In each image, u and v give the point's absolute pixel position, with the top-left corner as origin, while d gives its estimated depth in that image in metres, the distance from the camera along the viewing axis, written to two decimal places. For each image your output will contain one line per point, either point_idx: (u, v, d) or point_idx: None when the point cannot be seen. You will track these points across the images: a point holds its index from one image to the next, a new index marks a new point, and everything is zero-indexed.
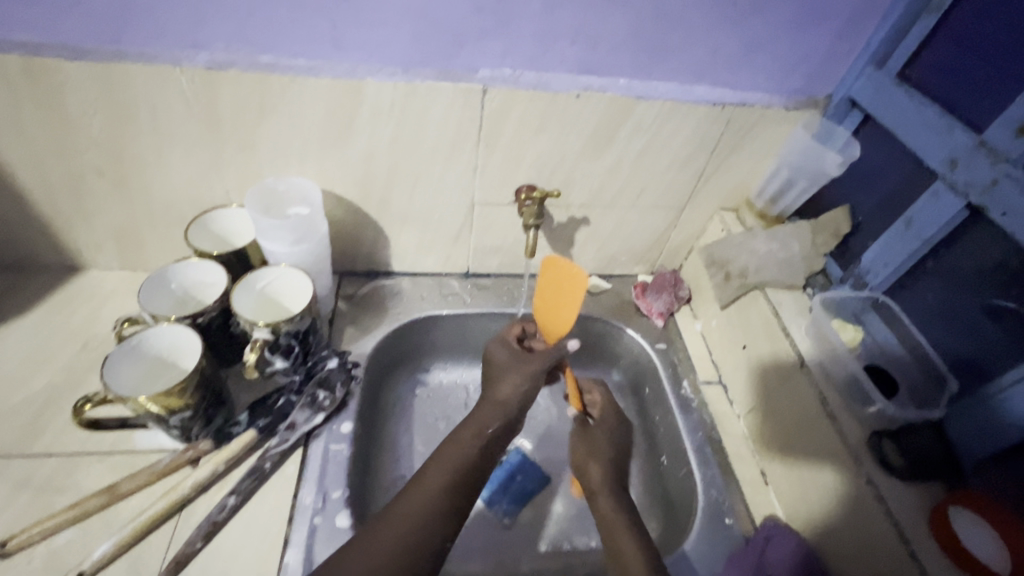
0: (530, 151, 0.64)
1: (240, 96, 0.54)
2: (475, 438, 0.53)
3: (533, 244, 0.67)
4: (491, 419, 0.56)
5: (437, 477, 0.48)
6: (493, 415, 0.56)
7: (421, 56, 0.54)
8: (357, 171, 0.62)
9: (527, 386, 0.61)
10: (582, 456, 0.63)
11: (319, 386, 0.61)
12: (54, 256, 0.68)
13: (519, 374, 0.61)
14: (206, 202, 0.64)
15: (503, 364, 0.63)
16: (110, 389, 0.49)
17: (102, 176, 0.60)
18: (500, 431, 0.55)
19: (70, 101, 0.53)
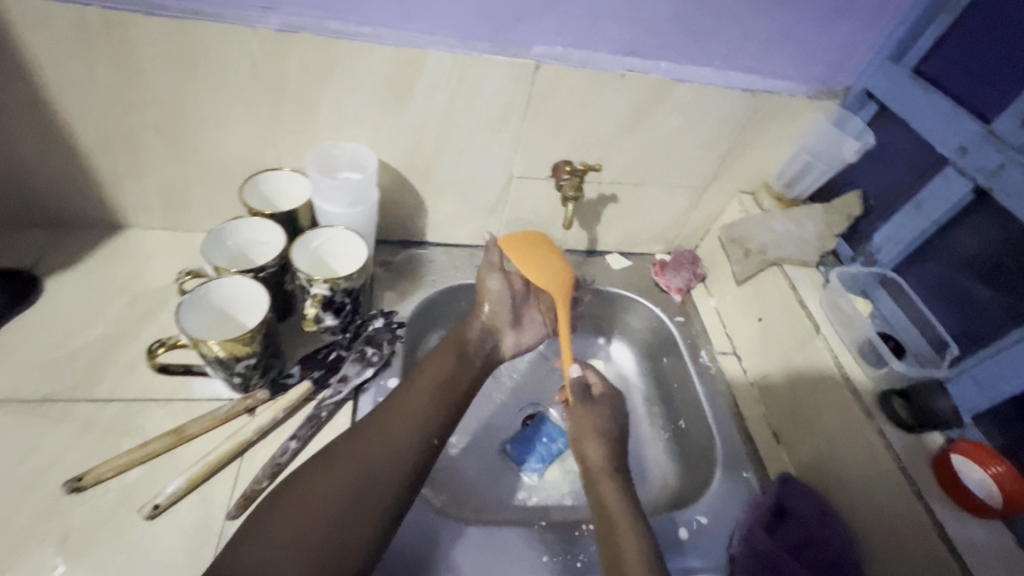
0: (571, 128, 0.68)
1: (307, 59, 0.57)
2: (453, 359, 0.63)
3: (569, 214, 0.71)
4: (449, 353, 0.63)
5: (422, 391, 0.58)
6: (452, 343, 0.65)
7: (481, 30, 0.58)
8: (408, 139, 0.65)
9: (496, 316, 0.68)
10: (579, 436, 0.66)
11: (367, 344, 0.64)
12: (98, 214, 0.69)
13: (496, 301, 0.68)
14: (258, 164, 0.66)
15: (492, 294, 0.68)
16: (183, 333, 0.52)
17: (160, 133, 0.62)
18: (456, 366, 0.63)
19: (140, 57, 0.55)
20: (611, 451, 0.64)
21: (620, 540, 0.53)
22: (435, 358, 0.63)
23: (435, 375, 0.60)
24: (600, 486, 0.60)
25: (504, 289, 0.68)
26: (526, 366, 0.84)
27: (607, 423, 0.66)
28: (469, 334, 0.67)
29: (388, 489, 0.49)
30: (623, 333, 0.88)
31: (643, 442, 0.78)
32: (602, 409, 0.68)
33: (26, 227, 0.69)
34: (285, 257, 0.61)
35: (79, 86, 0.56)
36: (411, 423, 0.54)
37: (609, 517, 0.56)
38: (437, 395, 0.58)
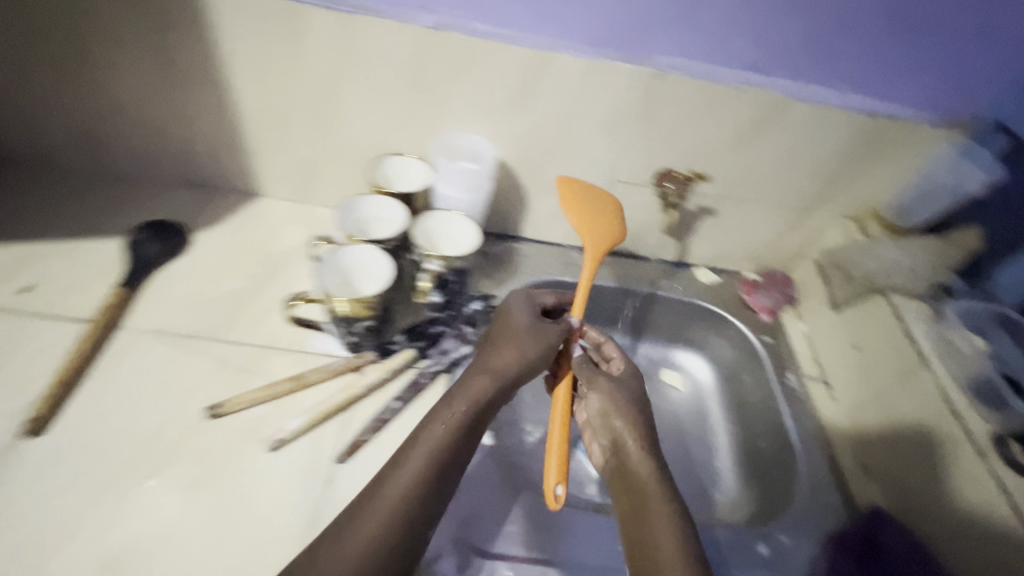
0: (681, 138, 0.70)
1: (449, 56, 0.62)
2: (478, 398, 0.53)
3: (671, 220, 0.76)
4: (479, 386, 0.54)
5: (461, 405, 0.52)
6: (461, 402, 0.53)
7: (612, 38, 0.61)
8: (525, 136, 0.70)
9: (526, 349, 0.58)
10: (605, 412, 0.62)
11: (465, 323, 0.69)
12: (241, 181, 0.78)
13: (520, 338, 0.59)
14: (386, 148, 0.72)
15: (519, 324, 0.60)
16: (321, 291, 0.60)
17: (309, 113, 0.69)
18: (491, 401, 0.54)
19: (309, 43, 0.62)
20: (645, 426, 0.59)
21: (653, 520, 0.50)
22: (422, 436, 0.49)
23: (420, 457, 0.48)
24: (635, 468, 0.56)
25: (533, 323, 0.61)
26: None
27: (641, 398, 0.62)
28: (497, 361, 0.57)
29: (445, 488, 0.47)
30: (704, 347, 0.87)
31: (716, 457, 0.78)
32: (634, 386, 0.64)
33: (182, 187, 0.79)
34: (406, 233, 0.66)
35: (251, 65, 0.65)
36: (378, 525, 0.43)
37: (644, 500, 0.52)
38: (428, 477, 0.47)
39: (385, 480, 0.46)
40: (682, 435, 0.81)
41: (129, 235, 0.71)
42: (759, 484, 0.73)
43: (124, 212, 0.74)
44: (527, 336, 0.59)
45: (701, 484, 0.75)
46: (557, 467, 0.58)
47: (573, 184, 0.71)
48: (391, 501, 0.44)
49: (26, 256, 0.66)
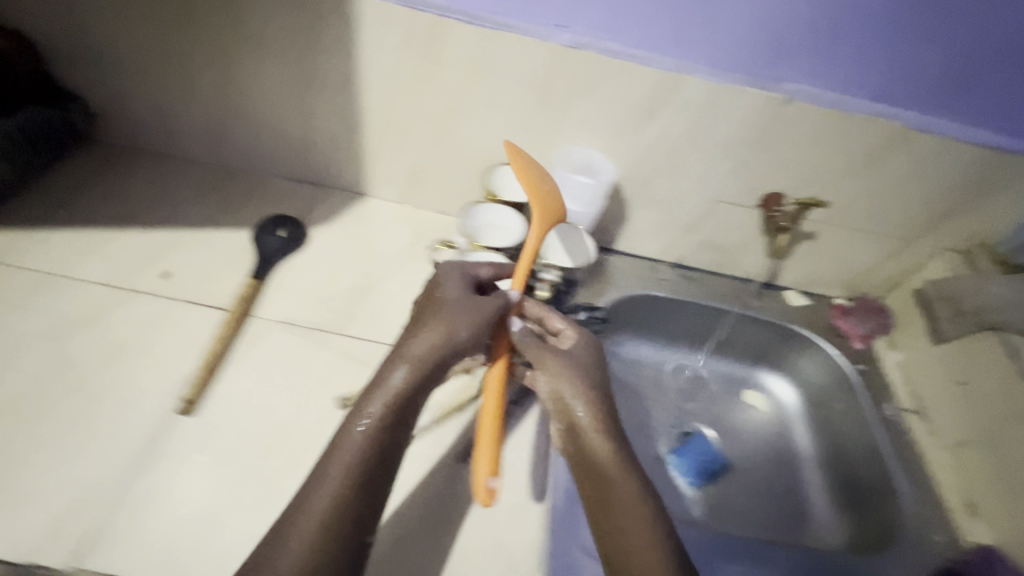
0: (795, 163, 0.70)
1: (579, 73, 0.64)
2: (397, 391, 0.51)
3: (783, 244, 0.76)
4: (397, 379, 0.52)
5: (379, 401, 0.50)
6: (383, 395, 0.51)
7: (742, 64, 0.62)
8: (639, 153, 0.71)
9: (446, 333, 0.54)
10: (557, 393, 0.58)
11: None
12: (352, 180, 0.82)
13: (447, 324, 0.55)
14: (499, 158, 0.75)
15: (444, 306, 0.56)
16: None
17: (431, 121, 0.72)
18: (413, 394, 0.52)
19: (445, 56, 0.64)
20: (603, 407, 0.58)
21: (619, 501, 0.52)
22: (352, 432, 0.49)
23: (352, 450, 0.48)
24: (593, 453, 0.55)
25: (461, 301, 0.57)
26: (685, 383, 0.88)
27: (591, 369, 0.60)
28: (417, 348, 0.53)
29: (374, 481, 0.48)
30: (792, 371, 0.87)
31: (803, 483, 0.79)
32: (584, 358, 0.61)
33: (297, 182, 0.83)
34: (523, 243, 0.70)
35: (385, 74, 0.68)
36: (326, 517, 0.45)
37: (603, 482, 0.53)
38: (364, 466, 0.48)
39: (324, 474, 0.47)
40: (766, 455, 0.82)
41: (255, 229, 0.75)
42: (852, 514, 0.73)
43: (247, 204, 0.79)
44: (450, 320, 0.55)
45: (786, 507, 0.76)
46: (486, 456, 0.56)
47: (518, 151, 0.66)
48: (336, 491, 0.46)
49: (165, 243, 0.71)
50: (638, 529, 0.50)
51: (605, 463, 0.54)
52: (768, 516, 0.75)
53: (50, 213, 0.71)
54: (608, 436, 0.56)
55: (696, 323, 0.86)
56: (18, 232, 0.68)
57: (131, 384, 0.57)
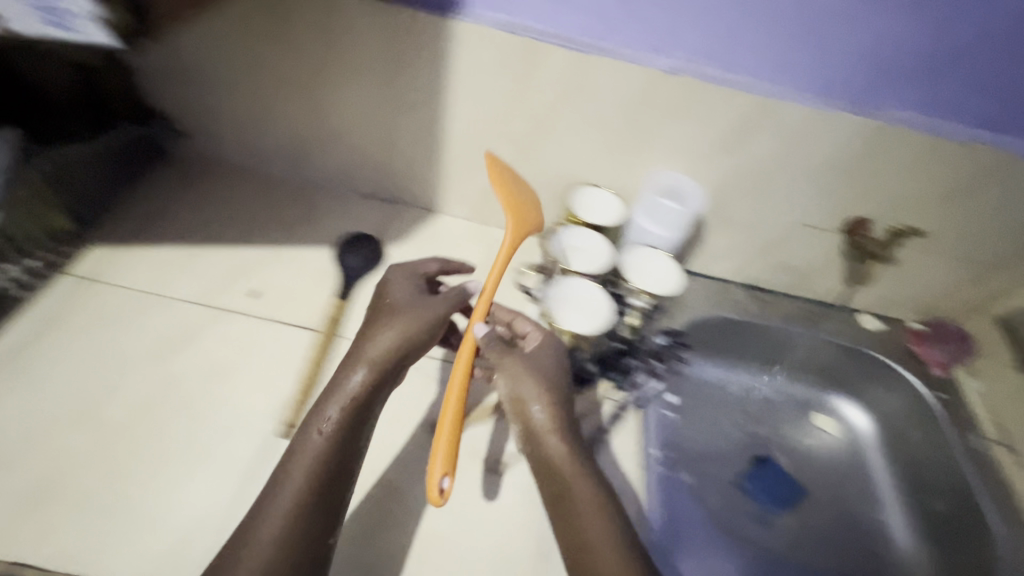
0: (887, 189, 0.69)
1: (673, 97, 0.63)
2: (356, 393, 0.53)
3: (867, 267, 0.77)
4: (352, 380, 0.53)
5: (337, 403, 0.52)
6: (339, 401, 0.52)
7: (843, 90, 0.61)
8: (725, 177, 0.71)
9: (400, 337, 0.56)
10: (515, 395, 0.56)
11: (654, 357, 0.71)
12: (424, 198, 0.82)
13: (389, 327, 0.57)
14: (579, 179, 0.74)
15: (397, 309, 0.58)
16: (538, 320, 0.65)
17: (513, 142, 0.72)
18: (370, 394, 0.54)
19: (536, 79, 0.64)
20: (559, 409, 0.55)
21: (581, 505, 0.51)
22: (311, 437, 0.50)
23: (313, 453, 0.49)
24: (548, 455, 0.54)
25: (406, 305, 0.59)
26: (754, 406, 0.85)
27: (551, 368, 0.58)
28: (373, 349, 0.55)
29: (331, 482, 0.48)
30: (865, 397, 0.85)
31: (883, 515, 0.77)
32: (544, 357, 0.59)
33: (370, 198, 0.83)
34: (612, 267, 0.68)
35: (471, 95, 0.67)
36: (288, 520, 0.45)
37: (565, 487, 0.52)
38: (323, 468, 0.48)
39: (281, 477, 0.48)
40: (840, 482, 0.80)
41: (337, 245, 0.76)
42: (939, 548, 0.72)
43: (323, 221, 0.79)
44: (401, 322, 0.57)
45: (867, 537, 0.75)
46: (443, 455, 0.52)
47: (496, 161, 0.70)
48: (298, 494, 0.47)
49: (250, 262, 0.72)
50: (602, 533, 0.49)
51: (561, 465, 0.53)
52: (849, 547, 0.74)
53: (138, 230, 0.73)
54: (564, 436, 0.54)
55: (768, 345, 0.85)
56: (111, 250, 0.70)
57: (231, 407, 0.58)
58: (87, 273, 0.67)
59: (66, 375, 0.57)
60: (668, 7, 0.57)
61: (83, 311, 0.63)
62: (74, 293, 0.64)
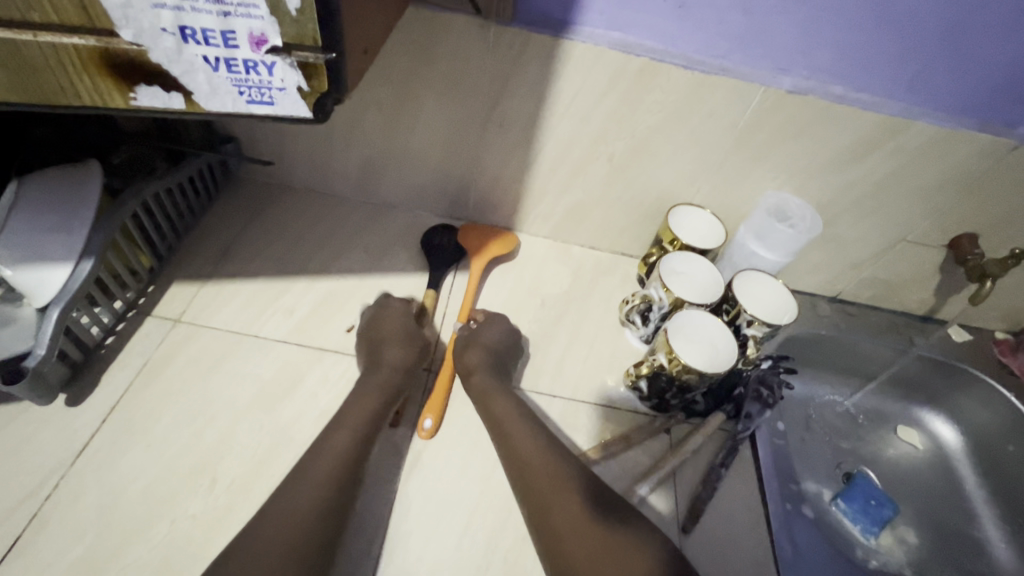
0: (1003, 206, 0.66)
1: (794, 116, 0.60)
2: (378, 396, 0.55)
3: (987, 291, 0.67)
4: (374, 390, 0.55)
5: (360, 407, 0.53)
6: (378, 393, 0.55)
7: (976, 108, 0.58)
8: (831, 196, 0.68)
9: (408, 348, 0.60)
10: (464, 347, 0.62)
11: (762, 385, 0.67)
12: (505, 217, 0.79)
13: (405, 339, 0.61)
14: (677, 199, 0.72)
15: (393, 322, 0.62)
16: (655, 357, 0.63)
17: (610, 162, 0.68)
18: (391, 396, 0.55)
19: (646, 99, 0.61)
20: (491, 354, 0.62)
21: (512, 434, 0.54)
22: (348, 417, 0.52)
23: (350, 435, 0.50)
24: (484, 392, 0.59)
25: (412, 326, 0.63)
26: (839, 420, 0.82)
27: (498, 338, 0.64)
28: (384, 357, 0.58)
29: (356, 468, 0.49)
30: (952, 409, 0.84)
31: (979, 528, 0.76)
32: (492, 330, 0.64)
33: (448, 220, 0.80)
34: (722, 295, 0.66)
35: (573, 115, 0.64)
36: (323, 483, 0.46)
37: (499, 423, 0.56)
38: (357, 444, 0.50)
39: (318, 450, 0.49)
40: (934, 495, 0.78)
41: (422, 248, 0.75)
42: None
43: (403, 244, 0.76)
44: (403, 335, 0.61)
45: (968, 554, 0.73)
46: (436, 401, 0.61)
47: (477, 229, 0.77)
48: (334, 461, 0.48)
49: (338, 292, 0.69)
50: (545, 463, 0.51)
51: (490, 397, 0.58)
52: (950, 565, 0.72)
53: (217, 262, 0.69)
54: (488, 370, 0.60)
55: (857, 357, 0.83)
56: (192, 285, 0.66)
57: None
58: (174, 313, 0.63)
59: (177, 427, 0.55)
60: (805, 25, 0.53)
61: (179, 357, 0.60)
62: (164, 336, 0.61)
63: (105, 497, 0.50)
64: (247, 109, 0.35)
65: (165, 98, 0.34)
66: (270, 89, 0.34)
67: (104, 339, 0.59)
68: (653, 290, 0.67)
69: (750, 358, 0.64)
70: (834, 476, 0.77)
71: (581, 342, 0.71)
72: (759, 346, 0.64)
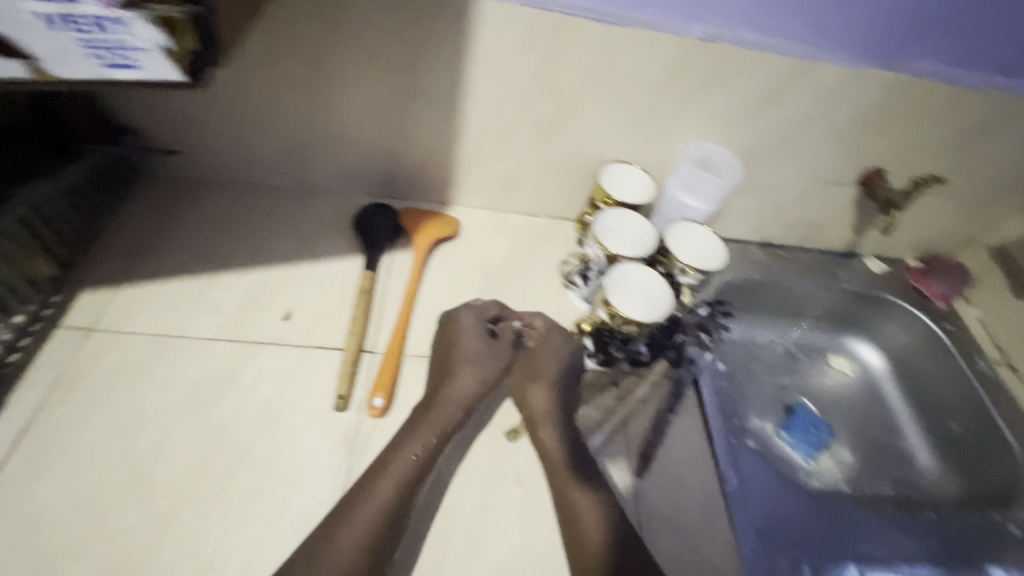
0: (904, 140, 0.71)
1: (709, 65, 0.61)
2: (436, 436, 0.55)
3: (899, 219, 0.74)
4: (433, 433, 0.55)
5: (412, 449, 0.53)
6: (431, 430, 0.55)
7: (874, 47, 0.61)
8: (751, 143, 0.70)
9: (479, 381, 0.60)
10: (528, 376, 0.62)
11: (700, 330, 0.73)
12: (439, 192, 0.77)
13: (475, 363, 0.60)
14: (607, 158, 0.72)
15: (469, 350, 0.61)
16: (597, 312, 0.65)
17: (537, 125, 0.68)
18: (448, 434, 0.56)
19: (566, 56, 0.60)
20: (557, 396, 0.61)
21: (571, 496, 0.54)
22: (393, 461, 0.52)
23: (393, 483, 0.51)
24: (549, 443, 0.57)
25: (483, 348, 0.62)
26: (777, 357, 0.87)
27: (557, 366, 0.63)
28: (456, 391, 0.58)
29: (398, 517, 0.50)
30: (876, 335, 0.90)
31: (905, 440, 0.82)
32: (549, 353, 0.63)
33: (380, 199, 0.77)
34: (656, 247, 0.68)
35: (495, 79, 0.62)
36: (358, 545, 0.47)
37: (558, 481, 0.55)
38: (400, 496, 0.50)
39: (356, 504, 0.49)
40: (864, 416, 0.84)
41: (355, 229, 0.72)
42: (957, 463, 0.78)
43: (335, 228, 0.73)
44: (475, 365, 0.60)
45: (897, 464, 0.80)
46: (383, 378, 0.59)
47: (413, 211, 0.75)
48: (376, 513, 0.49)
49: (269, 283, 0.66)
50: (599, 536, 0.51)
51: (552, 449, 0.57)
52: (881, 475, 0.78)
53: (130, 264, 0.64)
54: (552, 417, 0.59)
55: (790, 296, 0.87)
56: (104, 291, 0.61)
57: (294, 446, 0.54)
58: (86, 322, 0.59)
59: (103, 442, 0.51)
60: None
61: (96, 368, 0.55)
62: (77, 348, 0.57)
63: (27, 526, 0.46)
64: (109, 73, 0.38)
65: (13, 67, 0.36)
66: (129, 51, 0.37)
67: (7, 357, 0.54)
68: (591, 249, 0.69)
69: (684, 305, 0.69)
70: (777, 408, 0.82)
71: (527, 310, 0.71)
72: (693, 293, 0.68)
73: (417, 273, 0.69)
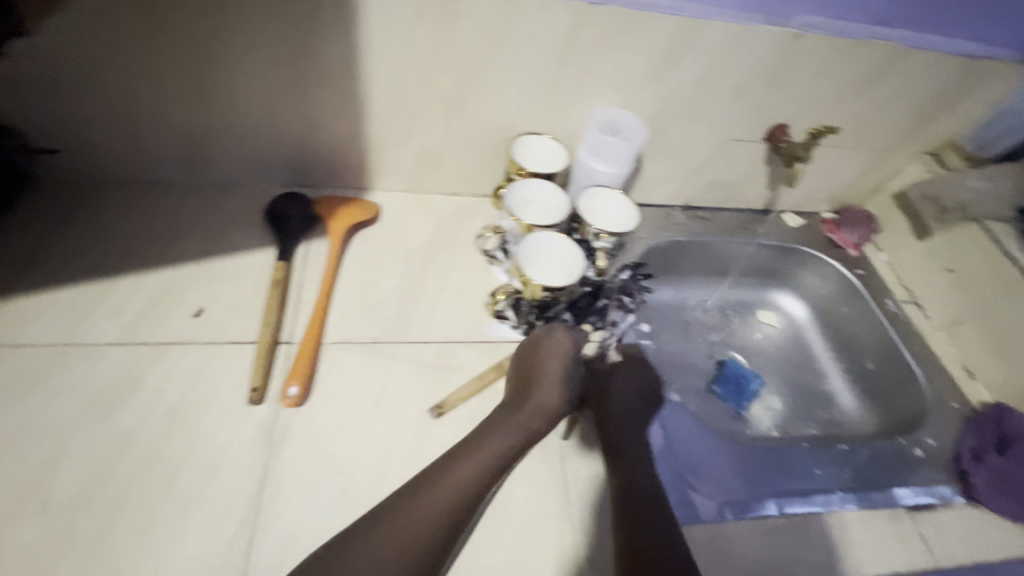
0: (802, 94, 0.73)
1: (604, 29, 0.62)
2: (515, 440, 0.55)
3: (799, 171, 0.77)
4: (514, 435, 0.55)
5: (493, 448, 0.54)
6: (514, 433, 0.55)
7: (759, 3, 0.63)
8: (657, 106, 0.72)
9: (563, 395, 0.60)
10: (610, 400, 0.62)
11: (623, 293, 0.76)
12: (354, 177, 0.76)
13: (562, 379, 0.60)
14: (519, 130, 0.72)
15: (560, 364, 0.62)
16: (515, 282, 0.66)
17: (443, 101, 0.67)
18: (528, 442, 0.56)
19: (460, 27, 0.59)
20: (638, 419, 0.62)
21: (638, 506, 0.53)
22: (471, 457, 0.53)
23: (465, 479, 0.51)
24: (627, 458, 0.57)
25: (572, 366, 0.62)
26: (707, 316, 0.90)
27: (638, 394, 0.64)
28: (544, 401, 0.58)
29: (463, 513, 0.49)
30: (798, 286, 0.94)
31: (828, 382, 0.87)
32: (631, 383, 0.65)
33: (294, 188, 0.75)
34: (570, 215, 0.70)
35: (393, 55, 0.61)
36: (419, 536, 0.47)
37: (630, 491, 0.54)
38: (468, 495, 0.50)
39: (411, 505, 0.48)
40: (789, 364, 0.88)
41: (267, 220, 0.70)
42: (874, 398, 0.83)
43: (245, 221, 0.70)
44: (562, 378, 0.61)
45: (821, 405, 0.84)
46: (300, 367, 0.57)
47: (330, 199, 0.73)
48: (446, 504, 0.49)
49: (176, 282, 0.63)
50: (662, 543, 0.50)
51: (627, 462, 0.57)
52: (807, 417, 0.82)
53: (18, 274, 0.60)
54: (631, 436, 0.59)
55: (715, 254, 0.89)
56: None
57: (206, 445, 0.52)
58: None
59: None
60: None
61: None
62: None
63: None
64: None
65: None
66: None
67: None
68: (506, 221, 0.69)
69: (602, 270, 0.69)
70: (710, 363, 0.85)
71: (451, 288, 0.71)
72: (608, 258, 0.69)
73: (332, 258, 0.68)
